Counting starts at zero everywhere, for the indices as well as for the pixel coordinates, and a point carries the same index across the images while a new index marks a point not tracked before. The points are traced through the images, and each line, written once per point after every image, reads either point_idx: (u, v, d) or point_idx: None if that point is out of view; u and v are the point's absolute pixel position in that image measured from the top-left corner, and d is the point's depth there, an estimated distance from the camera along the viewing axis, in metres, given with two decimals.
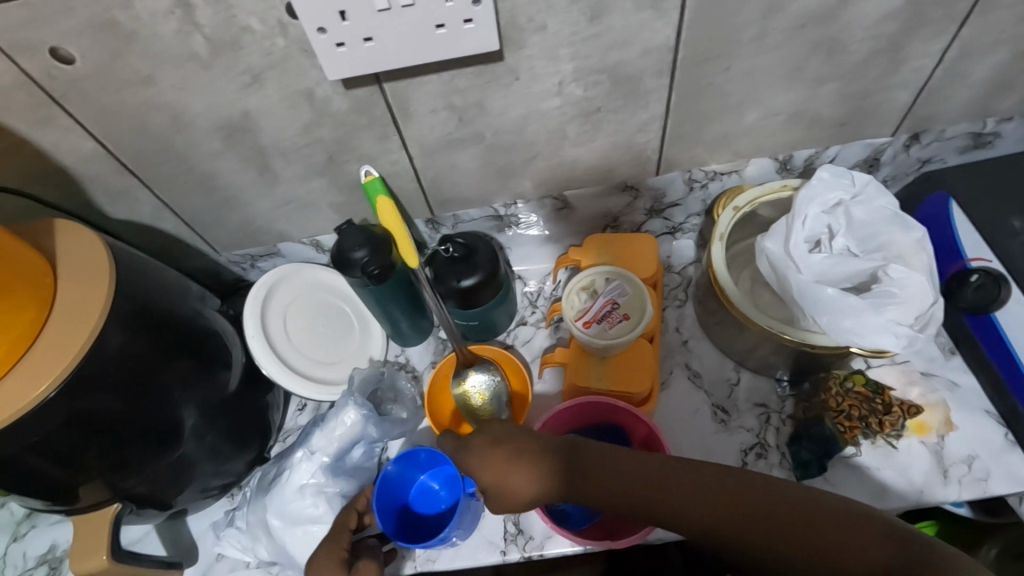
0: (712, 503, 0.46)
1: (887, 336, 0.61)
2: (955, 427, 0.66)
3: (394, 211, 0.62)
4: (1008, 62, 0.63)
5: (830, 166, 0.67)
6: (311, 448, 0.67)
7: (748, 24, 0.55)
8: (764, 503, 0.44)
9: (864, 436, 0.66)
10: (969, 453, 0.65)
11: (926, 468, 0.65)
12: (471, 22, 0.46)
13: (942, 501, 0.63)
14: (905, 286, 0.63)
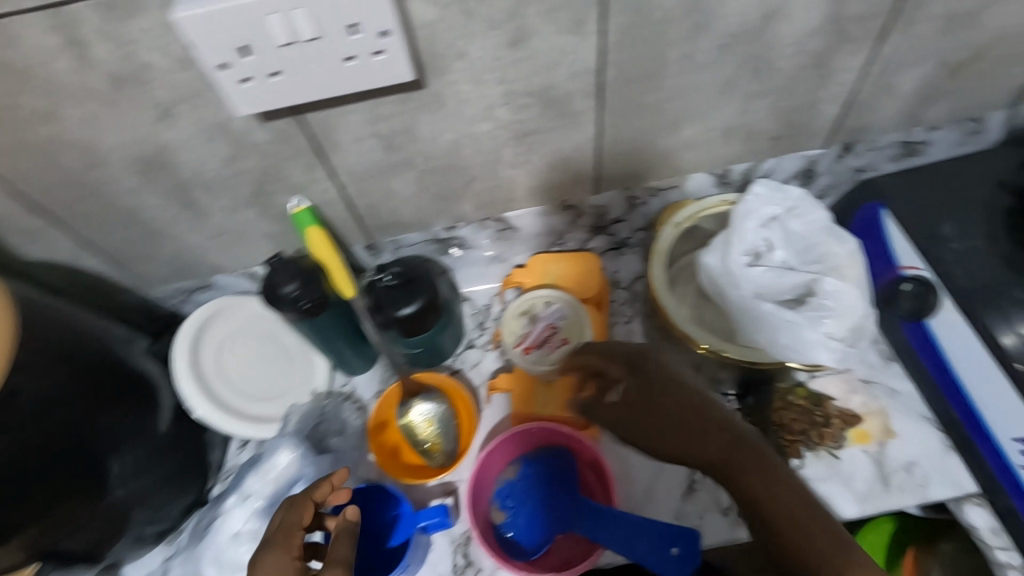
0: (764, 477, 0.48)
1: (823, 350, 0.62)
2: (895, 435, 0.67)
3: (326, 241, 0.59)
4: (933, 74, 0.64)
5: (765, 181, 0.67)
6: (244, 492, 0.68)
7: (674, 43, 0.54)
8: (774, 495, 0.47)
9: (806, 448, 0.67)
10: (911, 459, 0.66)
11: (868, 476, 0.66)
12: (382, 54, 0.45)
13: (885, 509, 0.64)
14: (839, 299, 0.64)
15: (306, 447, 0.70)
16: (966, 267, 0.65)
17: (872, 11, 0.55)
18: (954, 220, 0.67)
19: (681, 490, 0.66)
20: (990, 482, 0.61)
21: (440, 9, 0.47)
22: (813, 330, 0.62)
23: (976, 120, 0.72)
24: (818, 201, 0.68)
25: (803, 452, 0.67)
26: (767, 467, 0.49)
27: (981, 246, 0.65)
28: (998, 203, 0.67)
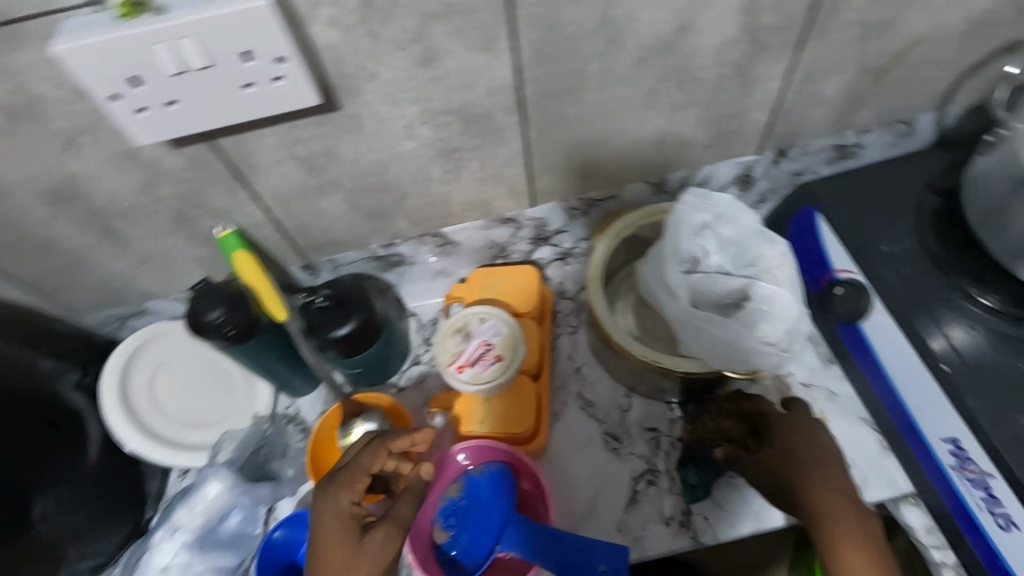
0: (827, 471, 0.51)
1: (758, 356, 0.62)
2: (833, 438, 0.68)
3: (253, 264, 0.58)
4: (856, 80, 0.64)
5: (695, 190, 0.67)
6: (172, 526, 0.64)
7: (590, 59, 0.54)
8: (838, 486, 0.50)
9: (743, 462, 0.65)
10: (849, 462, 0.66)
11: None
12: (281, 79, 0.44)
13: None
14: (774, 302, 0.63)
15: (235, 476, 0.65)
16: (895, 272, 0.66)
17: (786, 21, 0.55)
18: (883, 223, 0.69)
19: (624, 502, 0.66)
20: (923, 483, 0.62)
21: (343, 32, 0.46)
22: (744, 333, 0.62)
23: (907, 122, 0.73)
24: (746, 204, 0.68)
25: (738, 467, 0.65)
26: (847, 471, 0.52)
27: (912, 250, 0.67)
28: (927, 205, 0.69)
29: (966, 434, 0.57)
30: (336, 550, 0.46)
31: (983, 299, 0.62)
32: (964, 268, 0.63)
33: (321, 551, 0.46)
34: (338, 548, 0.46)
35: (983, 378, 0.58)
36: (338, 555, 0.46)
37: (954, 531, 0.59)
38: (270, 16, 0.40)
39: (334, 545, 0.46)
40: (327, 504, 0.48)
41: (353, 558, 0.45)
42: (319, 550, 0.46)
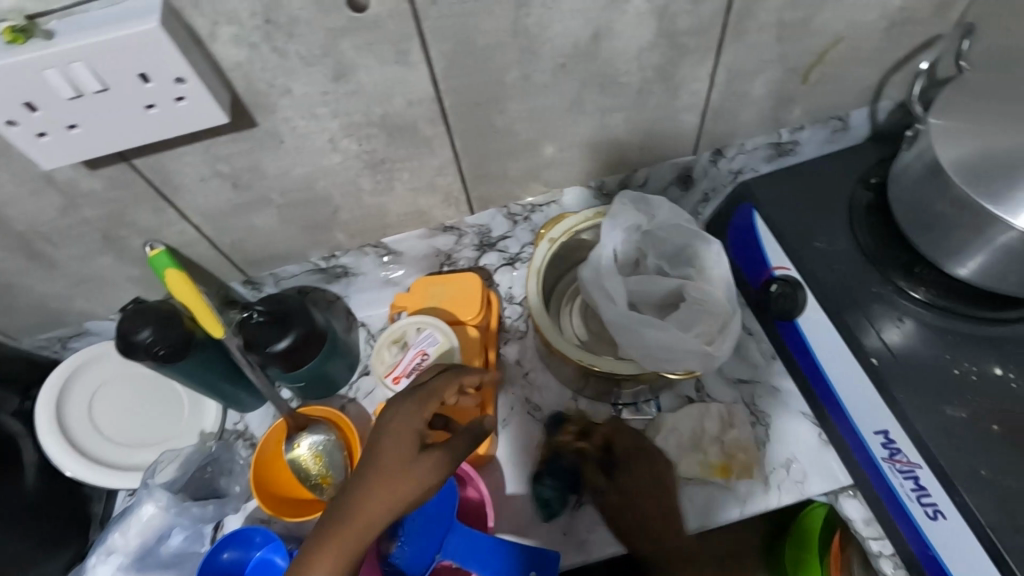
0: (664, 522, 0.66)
1: (693, 356, 0.62)
2: (775, 435, 0.69)
3: (185, 281, 0.57)
4: (781, 79, 0.65)
5: (629, 193, 0.68)
6: (107, 547, 0.62)
7: (508, 68, 0.55)
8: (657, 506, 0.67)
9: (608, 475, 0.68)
10: (790, 457, 0.67)
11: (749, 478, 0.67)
12: (183, 100, 0.44)
13: (766, 508, 0.65)
14: (707, 301, 0.65)
15: (170, 495, 0.63)
16: (830, 267, 0.66)
17: (702, 24, 0.56)
18: (817, 219, 0.69)
19: (569, 505, 0.67)
20: (858, 473, 0.63)
21: (249, 49, 0.46)
22: (678, 336, 0.62)
23: (840, 118, 0.73)
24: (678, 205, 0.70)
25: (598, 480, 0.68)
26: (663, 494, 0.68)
27: (845, 244, 0.67)
28: (860, 199, 0.70)
29: (895, 425, 0.58)
30: (395, 454, 0.47)
31: (915, 293, 0.62)
32: (897, 263, 0.64)
33: (380, 448, 0.48)
34: (399, 454, 0.47)
35: (911, 372, 0.59)
36: (396, 460, 0.47)
37: (888, 520, 0.61)
38: (163, 39, 0.40)
39: (395, 449, 0.47)
40: (400, 412, 0.49)
41: (405, 468, 0.47)
42: (380, 448, 0.48)
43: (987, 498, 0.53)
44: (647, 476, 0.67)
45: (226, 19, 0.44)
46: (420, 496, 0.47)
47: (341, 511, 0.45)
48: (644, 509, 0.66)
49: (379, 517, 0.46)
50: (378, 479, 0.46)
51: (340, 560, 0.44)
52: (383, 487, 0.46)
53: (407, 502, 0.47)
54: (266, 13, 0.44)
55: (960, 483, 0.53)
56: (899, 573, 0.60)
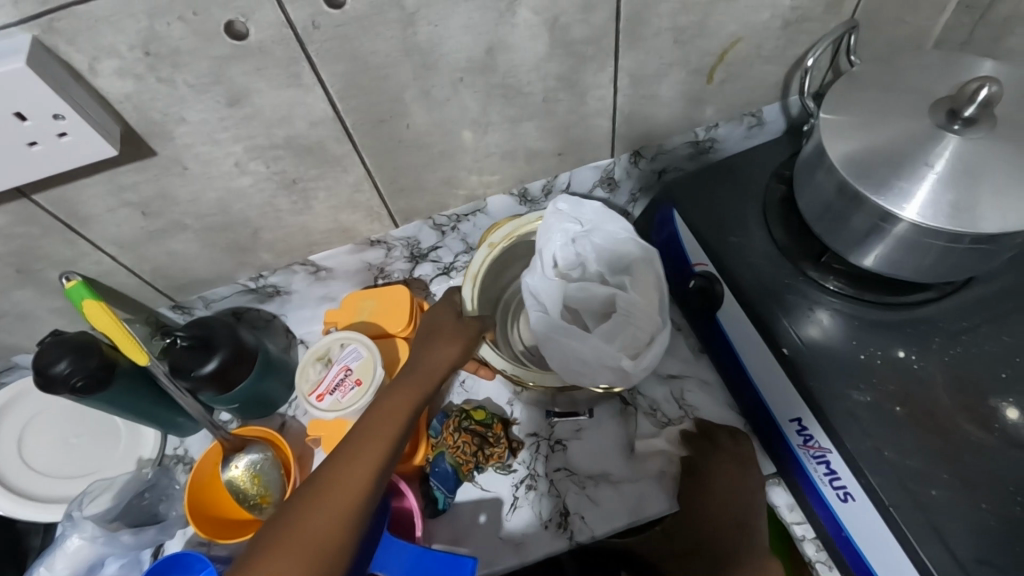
0: (724, 509, 0.66)
1: (607, 368, 0.63)
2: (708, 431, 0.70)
3: (103, 309, 0.56)
4: (686, 81, 0.66)
5: (566, 198, 0.70)
6: None
7: (406, 85, 0.55)
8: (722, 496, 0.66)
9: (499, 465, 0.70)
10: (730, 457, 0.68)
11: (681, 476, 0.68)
12: (67, 135, 0.44)
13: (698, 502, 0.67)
14: (637, 310, 0.66)
15: (99, 528, 0.63)
16: (742, 260, 0.67)
17: (599, 32, 0.56)
18: (733, 213, 0.71)
19: (505, 510, 0.68)
20: (781, 462, 0.65)
21: (134, 81, 0.46)
22: (594, 346, 0.63)
23: (754, 113, 0.75)
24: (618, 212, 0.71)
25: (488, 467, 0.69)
26: (738, 485, 0.66)
27: (758, 235, 0.69)
28: (774, 192, 0.71)
29: (806, 413, 0.60)
30: (445, 329, 0.67)
31: (827, 284, 0.64)
32: (807, 253, 0.65)
33: (439, 327, 0.67)
34: (452, 329, 0.67)
35: (820, 360, 0.61)
36: (449, 331, 0.66)
37: (807, 505, 0.63)
38: (33, 77, 0.40)
39: (450, 327, 0.67)
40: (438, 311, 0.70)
41: (451, 335, 0.66)
42: (436, 331, 0.66)
43: (891, 479, 0.54)
44: (723, 463, 0.67)
45: (107, 53, 0.44)
46: (460, 354, 0.65)
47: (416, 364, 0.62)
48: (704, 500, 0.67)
49: (437, 369, 0.62)
50: (439, 339, 0.65)
51: (412, 394, 0.58)
52: (443, 345, 0.65)
53: (456, 355, 0.64)
54: (144, 45, 0.44)
55: (867, 465, 0.55)
56: (822, 554, 0.63)
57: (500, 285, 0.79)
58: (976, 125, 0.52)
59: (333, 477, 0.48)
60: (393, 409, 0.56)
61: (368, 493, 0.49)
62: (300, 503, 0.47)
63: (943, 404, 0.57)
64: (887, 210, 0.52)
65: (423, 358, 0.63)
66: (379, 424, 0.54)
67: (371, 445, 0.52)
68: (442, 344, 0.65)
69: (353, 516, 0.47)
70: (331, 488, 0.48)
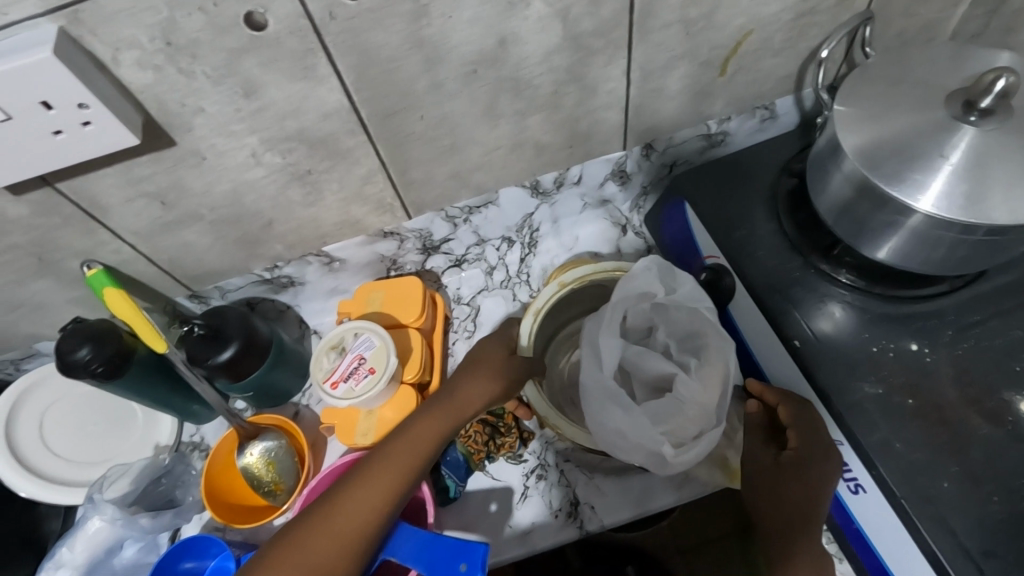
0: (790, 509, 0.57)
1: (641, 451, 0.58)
2: None
3: (124, 298, 0.58)
4: (698, 73, 0.66)
5: (657, 258, 0.64)
6: (58, 561, 0.64)
7: (416, 77, 0.55)
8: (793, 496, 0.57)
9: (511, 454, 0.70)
10: None
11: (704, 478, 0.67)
12: (90, 124, 0.45)
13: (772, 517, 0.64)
14: (692, 399, 0.59)
15: (117, 509, 0.65)
16: (752, 253, 0.67)
17: (609, 24, 0.57)
18: (743, 207, 0.71)
19: (515, 498, 0.68)
20: None
21: (153, 72, 0.47)
22: (634, 420, 0.58)
23: (767, 107, 0.75)
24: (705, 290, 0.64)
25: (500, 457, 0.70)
26: (814, 485, 0.56)
27: (768, 228, 0.69)
28: (784, 186, 0.71)
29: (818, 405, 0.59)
30: (489, 357, 0.63)
31: (839, 277, 0.64)
32: (818, 245, 0.65)
33: (481, 355, 0.64)
34: (495, 358, 0.63)
35: (833, 354, 0.61)
36: (493, 358, 0.63)
37: None
38: (59, 67, 0.41)
39: (493, 355, 0.64)
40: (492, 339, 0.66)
41: (495, 364, 0.62)
42: (481, 357, 0.63)
43: (902, 470, 0.54)
44: (797, 457, 0.57)
45: (127, 44, 0.45)
46: (499, 389, 0.60)
47: (450, 391, 0.60)
48: (772, 496, 0.59)
49: (471, 401, 0.59)
50: (481, 368, 0.61)
51: (439, 423, 0.57)
52: (483, 373, 0.61)
53: (491, 389, 0.60)
54: (164, 36, 0.45)
55: (879, 458, 0.55)
56: (833, 546, 0.63)
57: (558, 320, 0.74)
58: (992, 117, 0.52)
59: (342, 499, 0.51)
60: (416, 437, 0.56)
61: (373, 521, 0.51)
62: (310, 518, 0.51)
63: (952, 398, 0.57)
64: (901, 202, 0.52)
65: (459, 385, 0.60)
66: (399, 451, 0.55)
67: (386, 472, 0.53)
68: (483, 372, 0.61)
69: (350, 548, 0.50)
70: (338, 510, 0.51)
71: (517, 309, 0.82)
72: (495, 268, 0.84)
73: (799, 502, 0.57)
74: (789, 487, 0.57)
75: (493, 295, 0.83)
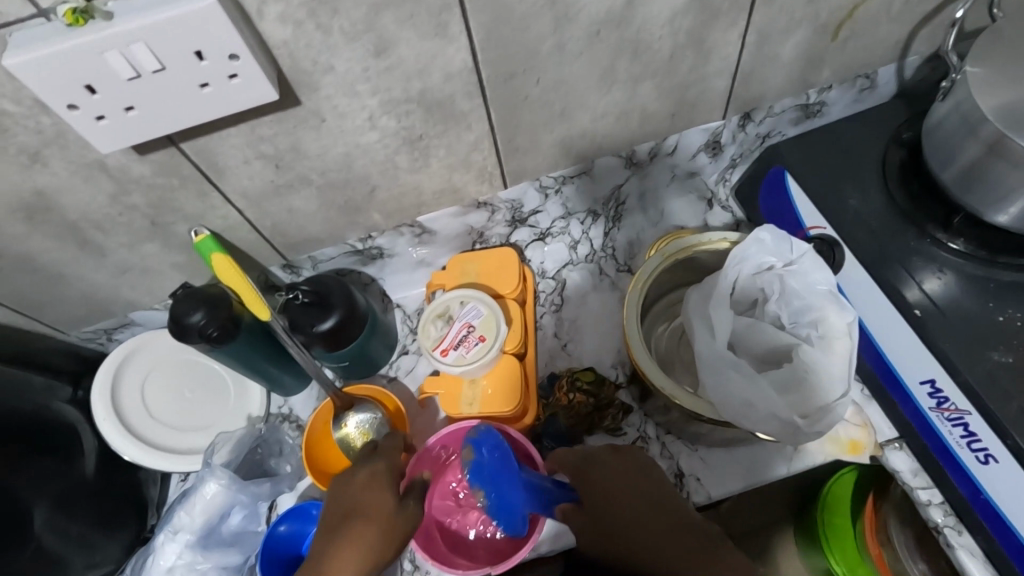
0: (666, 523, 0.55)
1: (775, 423, 0.57)
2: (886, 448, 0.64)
3: (232, 268, 0.55)
4: (811, 38, 0.64)
5: (770, 228, 0.63)
6: (173, 527, 0.63)
7: (543, 37, 0.54)
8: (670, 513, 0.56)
9: (615, 421, 0.69)
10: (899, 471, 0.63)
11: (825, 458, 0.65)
12: (237, 78, 0.45)
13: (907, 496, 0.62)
14: (812, 372, 0.58)
15: (232, 476, 0.64)
16: (866, 224, 0.66)
17: None
18: (849, 178, 0.69)
19: None
20: (903, 423, 0.63)
21: (294, 27, 0.46)
22: (762, 390, 0.57)
23: (868, 76, 0.72)
24: (825, 262, 0.62)
25: (610, 425, 0.69)
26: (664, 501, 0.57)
27: (878, 198, 0.67)
28: (890, 157, 0.69)
29: (941, 374, 0.58)
30: (370, 502, 0.54)
31: (953, 244, 0.62)
32: (933, 215, 0.63)
33: (362, 499, 0.54)
34: (381, 501, 0.54)
35: (954, 322, 0.59)
36: (381, 505, 0.54)
37: (937, 469, 0.61)
38: (218, 15, 0.40)
39: (377, 497, 0.55)
40: (374, 473, 0.56)
41: (381, 514, 0.53)
42: (362, 502, 0.54)
43: None
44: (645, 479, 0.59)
45: None
46: (393, 547, 0.53)
47: (332, 550, 0.50)
48: (650, 519, 0.56)
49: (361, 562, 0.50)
50: (366, 520, 0.52)
51: None
52: (370, 526, 0.52)
53: (383, 554, 0.51)
54: None
55: (1012, 427, 0.54)
56: (950, 520, 0.60)
57: (660, 289, 0.72)
58: None
59: None
60: None
61: None
62: None
63: None
64: None
65: (339, 542, 0.51)
66: None
67: None
68: (368, 522, 0.52)
69: None
70: None
71: (604, 284, 0.79)
72: (578, 242, 0.80)
73: (671, 521, 0.55)
74: (660, 506, 0.57)
75: (579, 269, 0.80)
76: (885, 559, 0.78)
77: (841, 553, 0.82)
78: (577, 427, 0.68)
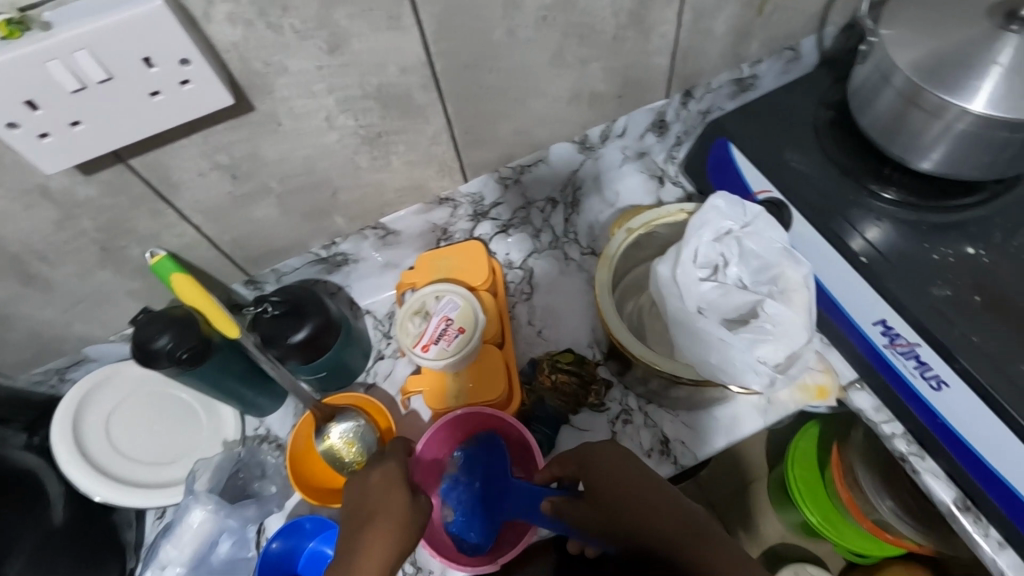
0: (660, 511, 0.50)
1: (753, 375, 0.60)
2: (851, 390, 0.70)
3: (195, 287, 0.54)
4: (741, 13, 0.68)
5: (723, 194, 0.66)
6: (160, 561, 0.62)
7: (494, 25, 0.55)
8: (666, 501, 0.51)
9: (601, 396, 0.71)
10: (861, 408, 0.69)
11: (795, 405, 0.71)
12: (189, 83, 0.44)
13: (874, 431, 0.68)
14: (780, 322, 0.61)
15: (218, 500, 0.63)
16: (810, 182, 0.70)
17: None
18: (788, 141, 0.73)
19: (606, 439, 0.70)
20: (862, 364, 0.68)
21: (244, 27, 0.45)
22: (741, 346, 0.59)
23: (793, 47, 0.77)
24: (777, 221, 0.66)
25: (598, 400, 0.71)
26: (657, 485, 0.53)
27: (816, 158, 0.72)
28: (821, 120, 0.74)
29: (892, 313, 0.63)
30: (387, 505, 0.50)
31: (886, 194, 0.68)
32: (866, 170, 0.69)
33: (375, 500, 0.51)
34: (395, 502, 0.50)
35: (898, 264, 0.64)
36: (398, 506, 0.50)
37: (897, 402, 0.66)
38: (166, 17, 0.39)
39: (390, 498, 0.51)
40: (385, 476, 0.53)
41: (395, 512, 0.50)
42: (376, 503, 0.50)
43: (981, 361, 0.58)
44: (635, 467, 0.54)
45: None
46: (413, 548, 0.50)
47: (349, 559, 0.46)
48: (643, 503, 0.52)
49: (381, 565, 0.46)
50: (382, 521, 0.49)
51: None
52: (386, 525, 0.48)
53: (405, 551, 0.48)
54: None
55: (958, 351, 0.59)
56: (913, 447, 0.66)
57: (626, 265, 0.75)
58: None
59: None
60: None
61: None
62: None
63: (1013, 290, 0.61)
64: (956, 106, 0.56)
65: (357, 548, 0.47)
66: None
67: None
68: (383, 523, 0.49)
69: None
70: None
71: (571, 268, 0.81)
72: (541, 231, 0.82)
73: (667, 507, 0.50)
74: (653, 489, 0.52)
75: (544, 256, 0.82)
76: (856, 502, 0.83)
77: (815, 504, 0.87)
78: (566, 407, 0.70)
